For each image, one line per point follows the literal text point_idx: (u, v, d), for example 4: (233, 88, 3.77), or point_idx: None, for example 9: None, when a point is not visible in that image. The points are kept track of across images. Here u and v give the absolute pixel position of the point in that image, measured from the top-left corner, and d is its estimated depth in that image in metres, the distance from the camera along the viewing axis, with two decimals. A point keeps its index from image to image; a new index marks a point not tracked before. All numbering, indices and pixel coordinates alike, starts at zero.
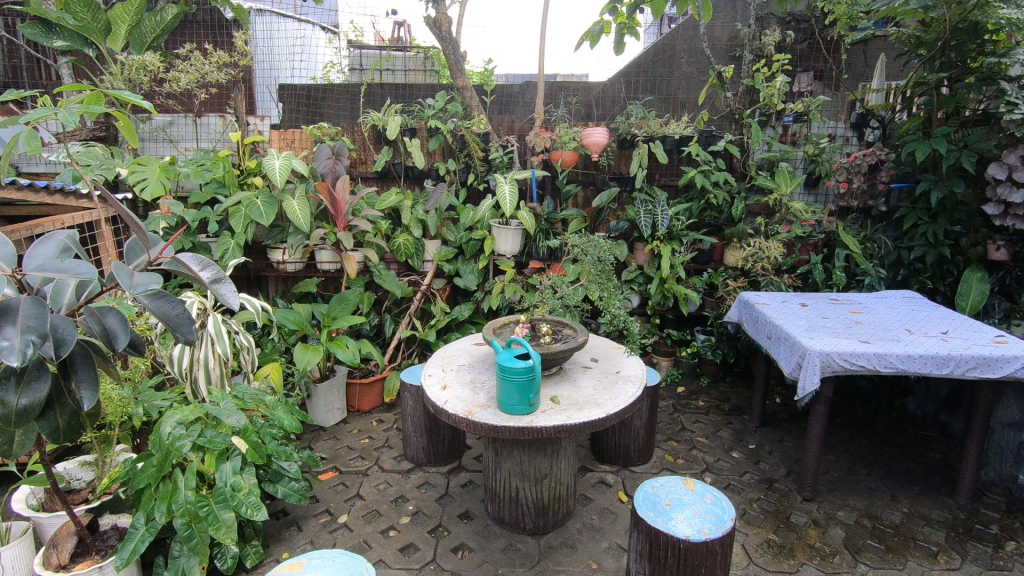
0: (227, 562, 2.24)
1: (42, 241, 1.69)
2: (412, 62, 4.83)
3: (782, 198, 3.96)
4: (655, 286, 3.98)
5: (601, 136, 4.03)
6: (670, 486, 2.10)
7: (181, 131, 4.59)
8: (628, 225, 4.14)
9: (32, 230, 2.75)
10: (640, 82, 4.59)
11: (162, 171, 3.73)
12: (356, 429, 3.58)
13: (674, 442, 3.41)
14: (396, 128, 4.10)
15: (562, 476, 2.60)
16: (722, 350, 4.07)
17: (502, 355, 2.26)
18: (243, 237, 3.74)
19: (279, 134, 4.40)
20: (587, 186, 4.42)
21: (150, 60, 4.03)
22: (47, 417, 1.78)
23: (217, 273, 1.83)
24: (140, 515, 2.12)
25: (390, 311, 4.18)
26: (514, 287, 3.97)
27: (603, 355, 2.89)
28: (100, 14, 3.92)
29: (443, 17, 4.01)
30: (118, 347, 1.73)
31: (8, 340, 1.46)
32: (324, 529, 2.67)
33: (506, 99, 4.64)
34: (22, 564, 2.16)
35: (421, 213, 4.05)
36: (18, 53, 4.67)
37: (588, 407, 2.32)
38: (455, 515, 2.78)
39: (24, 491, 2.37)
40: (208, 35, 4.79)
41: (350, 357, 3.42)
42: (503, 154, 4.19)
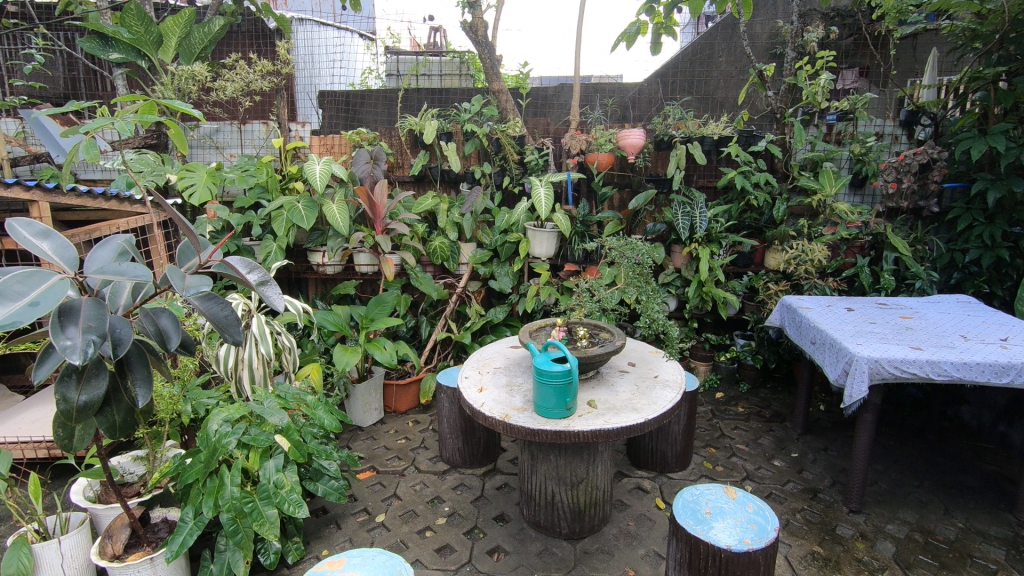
0: (270, 557, 2.31)
1: (100, 245, 1.78)
2: (448, 66, 4.88)
3: (827, 199, 3.85)
4: (693, 289, 3.91)
5: (638, 137, 3.98)
6: (711, 494, 2.06)
7: (227, 138, 4.76)
8: (665, 228, 4.08)
9: (90, 234, 2.90)
10: (677, 82, 4.53)
11: (209, 177, 3.87)
12: (392, 429, 3.63)
13: (713, 449, 3.33)
14: (433, 132, 4.15)
15: (599, 481, 2.57)
16: (763, 354, 3.96)
17: (538, 358, 2.25)
18: (285, 240, 3.84)
19: (320, 140, 4.51)
20: (623, 189, 4.39)
21: (199, 71, 4.22)
22: (105, 412, 1.86)
23: (263, 276, 1.90)
24: (189, 509, 2.19)
25: (426, 313, 4.22)
26: (549, 290, 3.97)
27: (640, 359, 2.85)
28: (153, 27, 4.10)
29: (480, 21, 4.04)
30: (171, 347, 1.80)
31: (70, 340, 1.53)
32: (362, 527, 2.71)
33: (541, 101, 4.64)
34: (80, 554, 2.23)
35: (457, 216, 4.10)
36: (77, 66, 4.93)
37: (626, 412, 2.29)
38: (490, 517, 2.79)
39: (81, 484, 2.48)
40: (253, 45, 4.95)
41: (388, 358, 3.48)
42: (539, 156, 4.19)
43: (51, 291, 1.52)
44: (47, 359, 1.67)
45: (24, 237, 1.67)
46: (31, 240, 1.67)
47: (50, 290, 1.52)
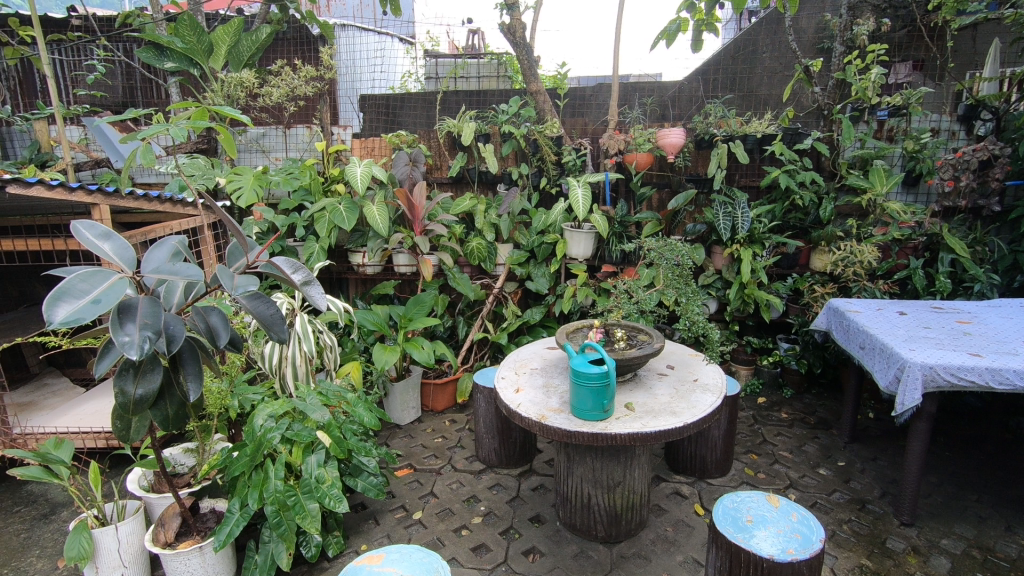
0: (311, 550, 2.37)
1: (156, 246, 1.85)
2: (486, 68, 4.91)
3: (877, 198, 3.71)
4: (734, 291, 3.81)
5: (678, 137, 3.91)
6: (753, 502, 2.01)
7: (273, 142, 4.92)
8: (706, 228, 3.99)
9: (146, 235, 3.02)
10: (719, 79, 4.44)
11: (256, 180, 4.00)
12: (429, 428, 3.67)
13: (754, 455, 3.25)
14: (471, 134, 4.18)
15: (636, 484, 2.53)
16: (807, 359, 3.85)
17: (575, 360, 2.24)
18: (327, 241, 3.93)
19: (361, 142, 4.60)
20: (662, 189, 4.32)
21: (247, 78, 4.38)
22: (159, 406, 1.95)
23: (307, 276, 1.95)
24: (236, 500, 2.28)
25: (463, 313, 4.25)
26: (586, 291, 3.95)
27: (679, 362, 2.81)
28: (204, 36, 4.28)
29: (518, 23, 4.06)
30: (220, 344, 1.87)
31: (128, 336, 1.60)
32: (400, 524, 2.75)
33: (578, 102, 4.62)
34: (135, 541, 2.34)
35: (494, 217, 4.12)
36: (134, 75, 5.17)
37: (664, 416, 2.26)
38: (526, 518, 2.79)
39: (136, 473, 2.61)
40: (298, 51, 5.09)
41: (425, 358, 3.52)
42: (576, 157, 4.18)
43: (112, 288, 1.60)
44: (108, 354, 1.77)
45: (88, 238, 1.76)
46: (94, 241, 1.76)
47: (111, 287, 1.60)
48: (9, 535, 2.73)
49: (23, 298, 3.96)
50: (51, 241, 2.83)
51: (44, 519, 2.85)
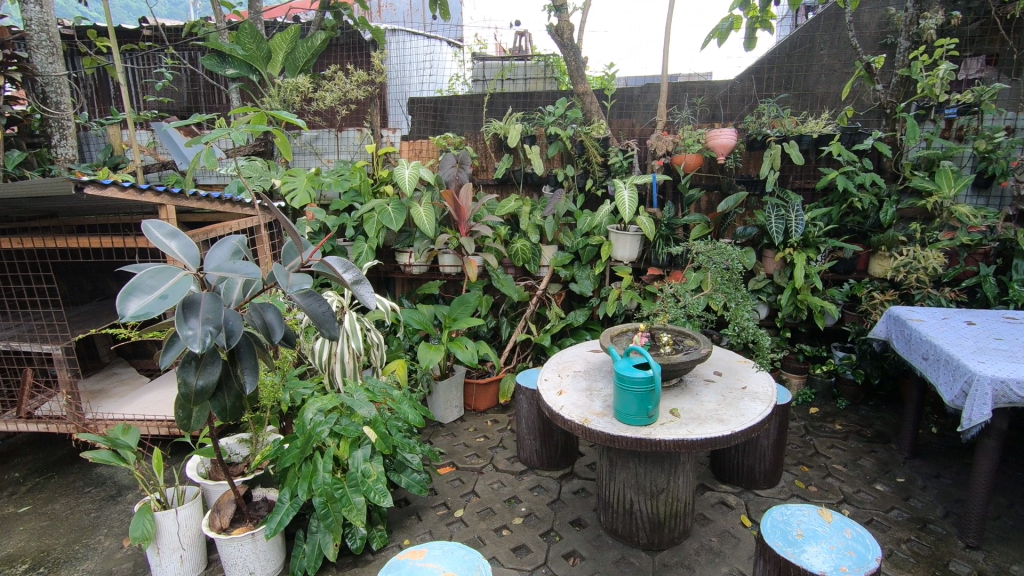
0: (356, 542, 2.43)
1: (218, 245, 1.94)
2: (532, 70, 4.87)
3: (944, 201, 3.51)
4: (787, 297, 3.69)
5: (729, 137, 3.83)
6: (804, 516, 1.95)
7: (326, 145, 5.07)
8: (757, 231, 3.86)
9: (208, 235, 3.17)
10: (773, 78, 4.29)
11: (309, 181, 4.15)
12: (472, 427, 3.71)
13: (805, 467, 3.13)
14: (517, 136, 4.21)
15: (680, 492, 2.48)
16: (864, 369, 3.68)
17: (619, 364, 2.22)
18: (375, 241, 4.03)
19: (410, 145, 4.70)
20: (712, 190, 4.22)
21: (302, 83, 4.54)
22: (217, 397, 2.04)
23: (357, 275, 2.01)
24: (286, 490, 2.36)
25: (506, 314, 4.27)
26: (631, 294, 3.90)
27: (727, 369, 2.74)
28: (263, 43, 4.49)
29: (566, 24, 4.06)
30: (275, 340, 1.95)
31: (192, 330, 1.69)
32: (442, 521, 2.79)
33: (626, 103, 4.55)
34: (193, 525, 2.45)
35: (539, 218, 4.13)
36: (198, 81, 5.43)
37: (711, 423, 2.21)
38: (567, 520, 2.78)
39: (195, 460, 2.74)
40: (350, 57, 5.23)
41: (469, 358, 3.56)
42: (623, 158, 4.14)
43: (178, 285, 1.69)
44: (173, 346, 1.87)
45: (156, 237, 1.87)
46: (162, 239, 1.87)
47: (177, 284, 1.70)
48: (81, 514, 2.92)
49: (96, 292, 4.23)
50: (122, 240, 2.97)
51: (111, 500, 3.03)
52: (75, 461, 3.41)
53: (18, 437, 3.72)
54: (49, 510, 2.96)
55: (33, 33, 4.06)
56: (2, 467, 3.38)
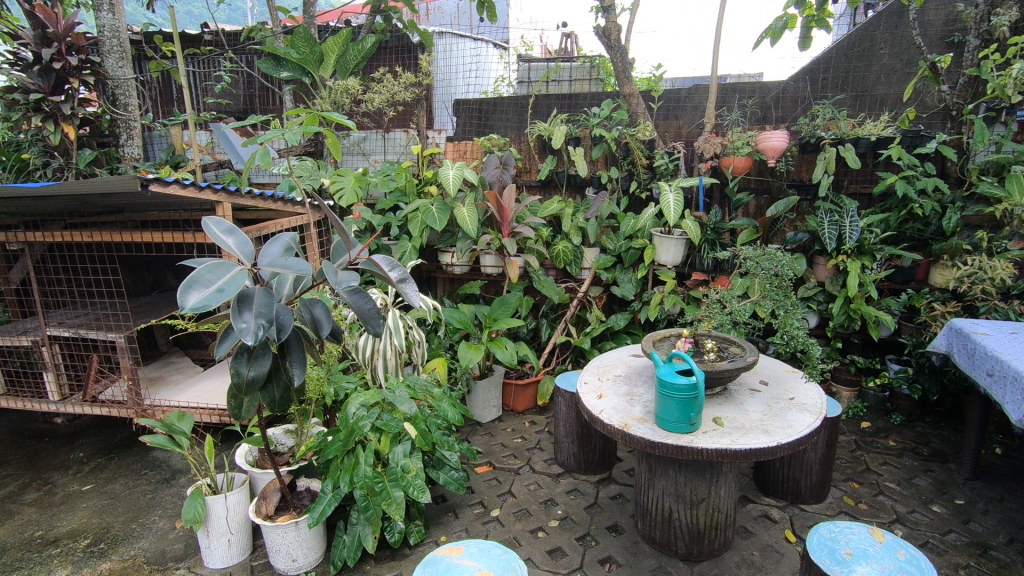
0: (394, 535, 2.47)
1: (271, 241, 2.01)
2: (578, 72, 4.84)
3: (1014, 209, 3.31)
4: (839, 306, 3.55)
5: (780, 140, 3.73)
6: (853, 535, 1.87)
7: (373, 146, 5.19)
8: (808, 237, 3.75)
9: (261, 231, 3.28)
10: (829, 79, 4.14)
11: (356, 181, 4.26)
12: (510, 428, 3.72)
13: (855, 483, 3.01)
14: (561, 137, 4.20)
15: (721, 503, 2.42)
16: (922, 384, 3.50)
17: (662, 369, 2.18)
18: (418, 241, 4.09)
19: (454, 146, 4.78)
20: (761, 195, 4.11)
21: (352, 85, 4.66)
22: (267, 388, 2.11)
23: (403, 274, 2.05)
24: (329, 482, 2.43)
25: (546, 315, 4.25)
26: (674, 299, 3.84)
27: (774, 378, 2.66)
28: (316, 47, 4.65)
29: (613, 25, 4.03)
30: (323, 334, 2.02)
31: (246, 323, 1.76)
32: (478, 519, 2.81)
33: (673, 104, 4.42)
34: (240, 511, 2.55)
35: (582, 221, 4.11)
36: (254, 84, 5.65)
37: (756, 433, 2.15)
38: (604, 526, 2.75)
39: (244, 448, 2.84)
40: (399, 59, 5.33)
41: (509, 358, 3.57)
42: (669, 161, 4.08)
43: (234, 280, 1.77)
44: (227, 338, 1.95)
45: (215, 233, 1.95)
46: (220, 236, 1.95)
47: (233, 279, 1.77)
48: (138, 494, 3.08)
49: (156, 284, 4.45)
50: (182, 235, 3.11)
51: (166, 483, 3.18)
52: (133, 444, 3.59)
53: (83, 420, 3.95)
54: (108, 490, 3.13)
55: (106, 39, 4.31)
56: (68, 447, 3.59)
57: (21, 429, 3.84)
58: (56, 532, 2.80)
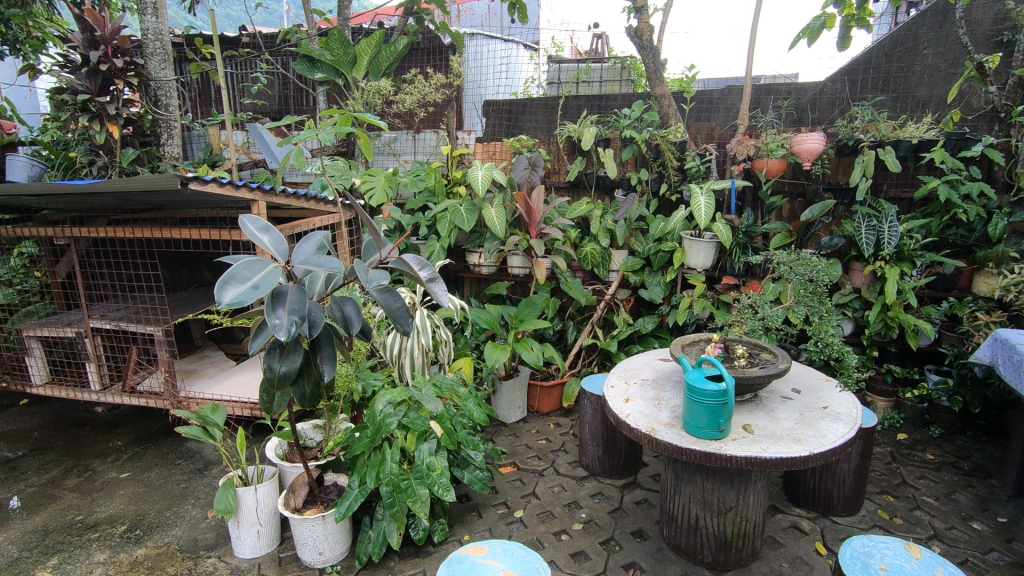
0: (419, 533, 2.49)
1: (305, 239, 2.05)
2: (609, 72, 4.83)
3: None
4: (876, 313, 3.44)
5: (817, 142, 3.69)
6: (889, 549, 1.81)
7: (403, 146, 5.25)
8: (844, 242, 3.64)
9: (294, 230, 3.34)
10: (868, 80, 4.03)
11: (386, 181, 4.32)
12: (534, 429, 3.72)
13: (890, 497, 2.92)
14: (591, 138, 4.18)
15: (750, 512, 2.38)
16: (963, 396, 3.38)
17: (691, 374, 2.15)
18: (447, 241, 4.12)
19: (483, 147, 4.76)
20: (795, 198, 4.02)
21: (384, 86, 4.72)
22: (298, 384, 2.14)
23: (432, 273, 2.06)
24: (356, 477, 2.46)
25: (573, 317, 4.24)
26: (704, 303, 3.78)
27: (806, 386, 2.59)
28: (350, 48, 4.72)
29: (646, 26, 4.00)
30: (353, 331, 2.04)
31: (279, 319, 1.80)
32: (502, 520, 2.81)
33: (706, 105, 4.36)
34: (270, 503, 2.60)
35: (610, 222, 4.08)
36: (289, 85, 5.77)
37: (787, 442, 2.10)
38: (628, 531, 2.73)
39: (274, 442, 2.90)
40: (430, 61, 5.38)
41: (535, 359, 3.57)
42: (700, 163, 4.02)
43: (268, 276, 1.81)
44: (261, 333, 2.00)
45: (251, 231, 2.00)
46: (256, 233, 2.00)
47: (268, 275, 1.81)
48: (172, 484, 3.17)
49: (193, 280, 4.58)
50: (219, 232, 3.20)
51: (199, 473, 3.26)
52: (168, 435, 3.70)
53: (122, 409, 4.08)
54: (145, 478, 3.23)
55: (149, 42, 4.45)
56: (107, 435, 3.72)
57: (64, 417, 4.00)
58: (95, 517, 2.90)
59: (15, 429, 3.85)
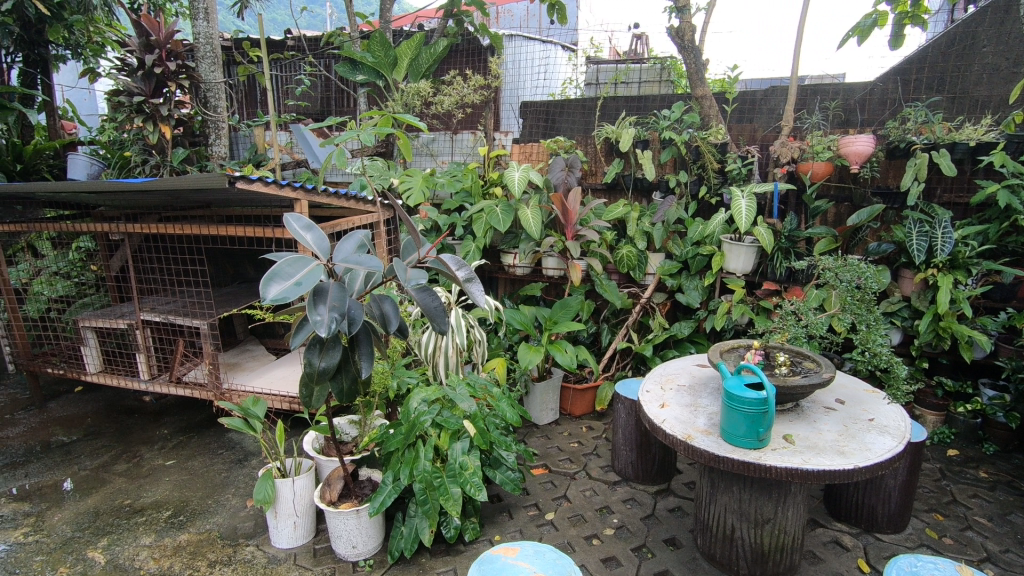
0: (450, 531, 2.51)
1: (346, 238, 2.09)
2: (648, 73, 4.77)
3: None
4: (926, 323, 3.30)
5: (865, 145, 3.53)
6: (938, 570, 1.72)
7: (441, 147, 5.35)
8: (893, 248, 3.50)
9: (335, 229, 3.41)
10: (922, 80, 3.87)
11: (424, 181, 4.38)
12: (566, 431, 3.70)
13: (939, 515, 2.79)
14: (629, 140, 4.14)
15: (789, 525, 2.30)
16: (1020, 413, 3.21)
17: (730, 381, 2.10)
18: (482, 241, 4.14)
19: (521, 148, 4.80)
20: (842, 202, 3.88)
21: (423, 88, 4.78)
22: (336, 379, 2.19)
23: (470, 273, 2.07)
24: (390, 473, 2.49)
25: (608, 320, 4.20)
26: (742, 308, 3.70)
27: (851, 397, 2.50)
28: (391, 51, 4.78)
29: (687, 26, 3.94)
30: (390, 329, 2.08)
31: (320, 316, 1.84)
32: (532, 521, 2.81)
33: (749, 107, 4.27)
34: (306, 495, 2.65)
35: (647, 225, 4.03)
36: (331, 86, 5.90)
37: (830, 455, 2.03)
38: (661, 538, 2.69)
39: (311, 435, 2.97)
40: (469, 62, 5.42)
41: (568, 362, 3.55)
42: (742, 165, 3.93)
43: (311, 274, 1.85)
44: (302, 329, 2.05)
45: (295, 229, 2.05)
46: (300, 232, 2.05)
47: (310, 272, 1.86)
48: (214, 472, 3.27)
49: (237, 275, 4.73)
50: (263, 230, 3.29)
51: (239, 463, 3.37)
52: (211, 425, 3.83)
53: (169, 399, 4.25)
54: (188, 466, 3.35)
55: (200, 45, 4.62)
56: (154, 424, 3.88)
57: (115, 404, 4.18)
58: (142, 502, 3.02)
59: (70, 415, 4.04)
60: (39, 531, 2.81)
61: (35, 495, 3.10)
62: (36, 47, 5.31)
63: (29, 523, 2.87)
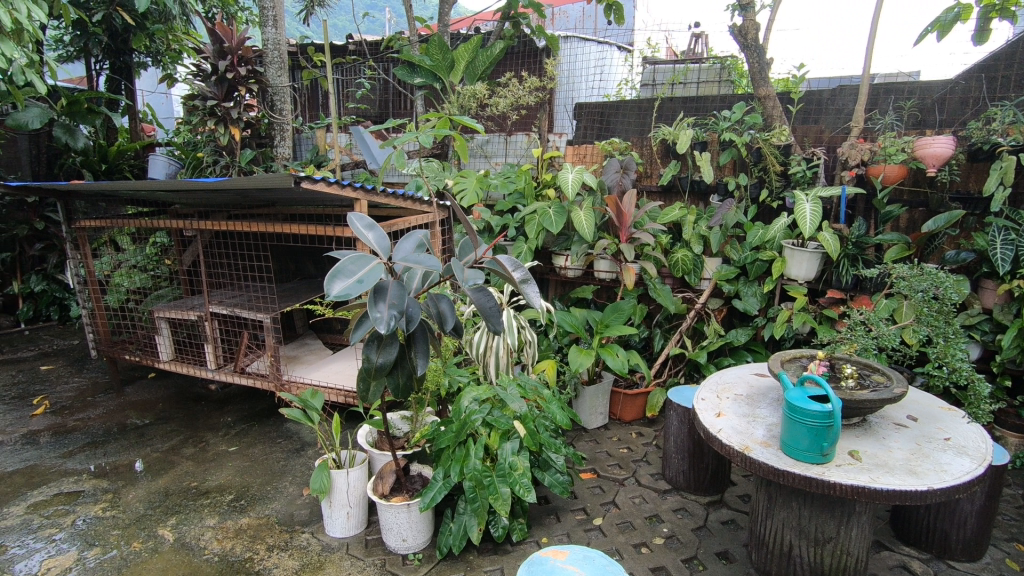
0: (498, 530, 2.53)
1: (406, 237, 2.13)
2: (706, 73, 4.65)
3: None
4: (1009, 338, 3.08)
5: (945, 146, 3.32)
6: None
7: (495, 149, 5.45)
8: (974, 257, 3.28)
9: (392, 228, 3.49)
10: (1010, 77, 3.61)
11: (478, 182, 4.42)
12: (616, 436, 3.65)
13: (1021, 545, 2.59)
14: (687, 141, 4.05)
15: (853, 546, 2.19)
16: None
17: (792, 393, 2.02)
18: (534, 243, 4.14)
19: (574, 150, 4.82)
20: (916, 208, 3.67)
21: (479, 90, 4.84)
22: (393, 374, 2.24)
23: (526, 274, 2.08)
24: (440, 470, 2.53)
25: (661, 325, 4.13)
26: (804, 317, 3.56)
27: (924, 414, 2.36)
28: (448, 54, 4.84)
29: (751, 24, 3.82)
30: (446, 328, 2.11)
31: (381, 313, 1.89)
32: (580, 526, 2.79)
33: (816, 107, 4.08)
34: (360, 487, 2.73)
35: (704, 229, 3.90)
36: (390, 90, 6.05)
37: (901, 474, 1.92)
38: (713, 551, 2.61)
39: (365, 429, 3.05)
40: (524, 65, 5.45)
41: (620, 366, 3.49)
42: (806, 168, 3.79)
43: (372, 272, 1.90)
44: (362, 325, 2.11)
45: (358, 228, 2.11)
46: (362, 231, 2.11)
47: (372, 271, 1.90)
48: (273, 461, 3.41)
49: (297, 272, 4.91)
50: (324, 227, 3.40)
51: (296, 453, 3.50)
52: (271, 415, 4.00)
53: (232, 388, 4.46)
54: (249, 453, 3.51)
55: (269, 51, 4.83)
56: (219, 411, 4.08)
57: (184, 391, 4.43)
58: (207, 485, 3.19)
59: (144, 400, 4.31)
60: (115, 507, 3.00)
61: (113, 473, 3.32)
62: (121, 55, 5.71)
63: (107, 499, 3.07)
